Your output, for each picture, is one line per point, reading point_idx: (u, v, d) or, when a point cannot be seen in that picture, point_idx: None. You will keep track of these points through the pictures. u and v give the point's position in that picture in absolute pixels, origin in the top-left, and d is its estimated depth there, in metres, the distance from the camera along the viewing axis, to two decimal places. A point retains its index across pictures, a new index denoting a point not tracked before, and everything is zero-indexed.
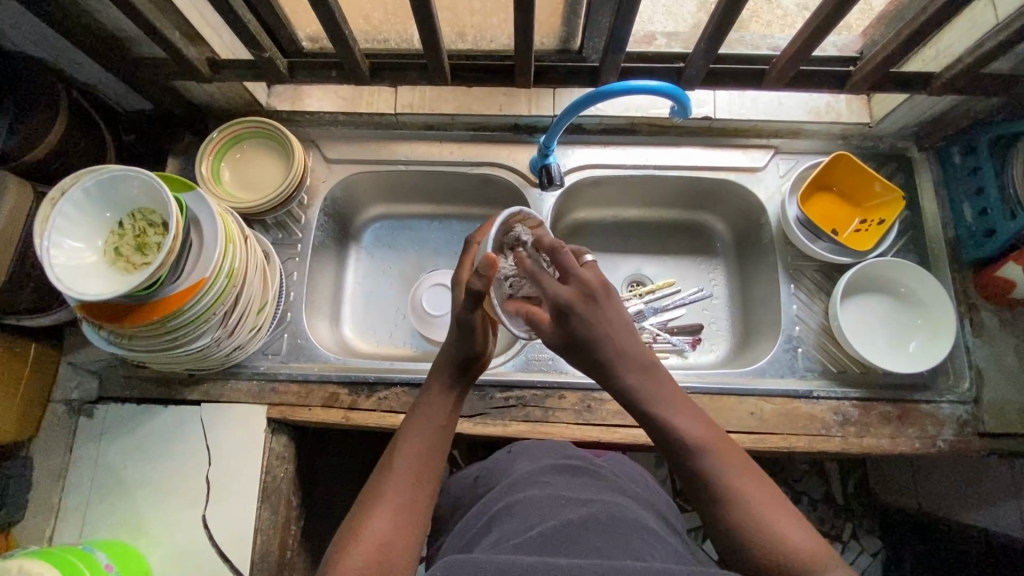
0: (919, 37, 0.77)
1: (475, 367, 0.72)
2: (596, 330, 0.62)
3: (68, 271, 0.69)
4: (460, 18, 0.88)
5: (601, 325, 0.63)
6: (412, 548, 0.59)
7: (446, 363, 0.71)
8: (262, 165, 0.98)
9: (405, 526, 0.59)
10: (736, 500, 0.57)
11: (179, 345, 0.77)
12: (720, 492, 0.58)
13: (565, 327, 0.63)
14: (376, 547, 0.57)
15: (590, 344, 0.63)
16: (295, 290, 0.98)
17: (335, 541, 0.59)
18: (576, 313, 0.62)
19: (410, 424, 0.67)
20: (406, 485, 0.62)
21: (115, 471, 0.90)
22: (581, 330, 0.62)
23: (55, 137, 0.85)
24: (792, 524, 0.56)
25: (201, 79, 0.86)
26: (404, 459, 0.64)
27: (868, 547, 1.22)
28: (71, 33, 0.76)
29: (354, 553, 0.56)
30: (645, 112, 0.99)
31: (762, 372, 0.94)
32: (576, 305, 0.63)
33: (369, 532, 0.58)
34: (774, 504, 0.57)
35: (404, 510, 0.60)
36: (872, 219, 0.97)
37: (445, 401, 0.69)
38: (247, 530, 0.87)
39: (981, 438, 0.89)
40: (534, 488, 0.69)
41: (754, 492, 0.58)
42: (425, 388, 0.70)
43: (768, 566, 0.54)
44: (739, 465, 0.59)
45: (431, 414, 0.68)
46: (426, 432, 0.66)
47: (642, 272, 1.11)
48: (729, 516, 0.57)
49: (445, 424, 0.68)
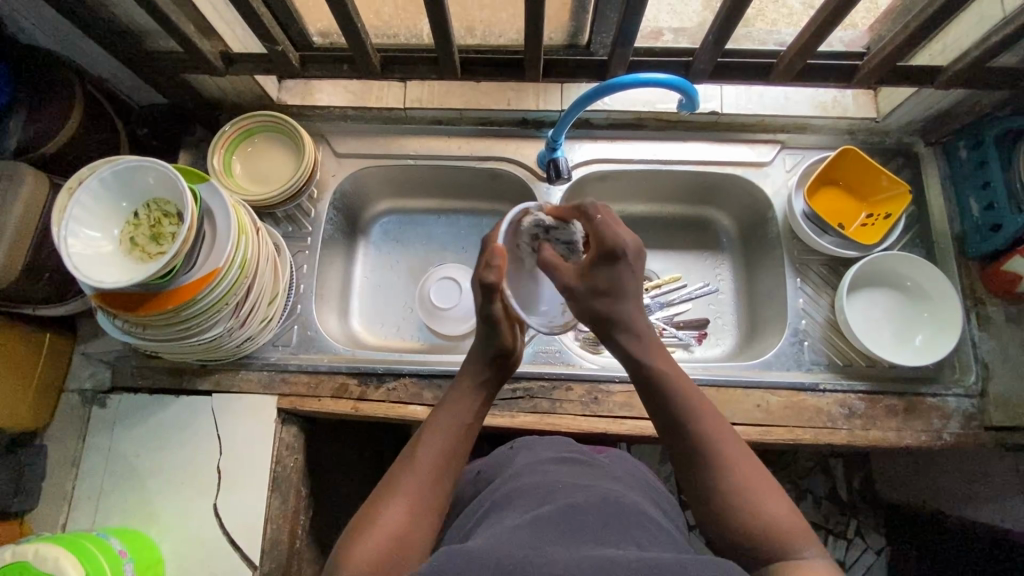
0: (926, 31, 0.78)
1: (506, 363, 0.74)
2: (634, 280, 0.69)
3: (88, 262, 0.70)
4: (470, 12, 0.90)
5: (635, 279, 0.69)
6: (426, 535, 0.60)
7: (478, 363, 0.73)
8: (273, 158, 0.99)
9: (420, 511, 0.60)
10: (725, 473, 0.60)
11: (192, 334, 0.79)
12: (714, 463, 0.61)
13: (609, 268, 0.68)
14: (390, 534, 0.58)
15: (613, 292, 0.68)
16: (305, 283, 0.99)
17: (349, 527, 0.60)
18: (627, 261, 0.67)
19: (436, 417, 0.69)
20: (421, 475, 0.63)
21: (127, 459, 0.91)
22: (614, 278, 0.68)
23: (71, 129, 0.86)
24: (777, 499, 0.58)
25: (214, 72, 0.87)
26: (425, 450, 0.65)
27: (873, 545, 1.21)
28: (88, 25, 0.77)
29: (366, 539, 0.57)
30: (651, 106, 1.01)
31: (768, 365, 0.94)
32: (629, 254, 0.68)
33: (383, 519, 0.59)
34: (766, 484, 0.59)
35: (418, 498, 0.61)
36: (878, 214, 0.98)
37: (475, 399, 0.71)
38: (258, 519, 0.88)
39: (987, 431, 0.90)
40: (533, 476, 0.70)
41: (743, 467, 0.60)
42: (456, 386, 0.72)
43: (756, 538, 0.57)
44: (737, 445, 0.62)
45: (460, 409, 0.70)
46: (453, 426, 0.68)
47: (648, 266, 1.12)
48: (716, 491, 0.60)
49: (472, 422, 0.70)
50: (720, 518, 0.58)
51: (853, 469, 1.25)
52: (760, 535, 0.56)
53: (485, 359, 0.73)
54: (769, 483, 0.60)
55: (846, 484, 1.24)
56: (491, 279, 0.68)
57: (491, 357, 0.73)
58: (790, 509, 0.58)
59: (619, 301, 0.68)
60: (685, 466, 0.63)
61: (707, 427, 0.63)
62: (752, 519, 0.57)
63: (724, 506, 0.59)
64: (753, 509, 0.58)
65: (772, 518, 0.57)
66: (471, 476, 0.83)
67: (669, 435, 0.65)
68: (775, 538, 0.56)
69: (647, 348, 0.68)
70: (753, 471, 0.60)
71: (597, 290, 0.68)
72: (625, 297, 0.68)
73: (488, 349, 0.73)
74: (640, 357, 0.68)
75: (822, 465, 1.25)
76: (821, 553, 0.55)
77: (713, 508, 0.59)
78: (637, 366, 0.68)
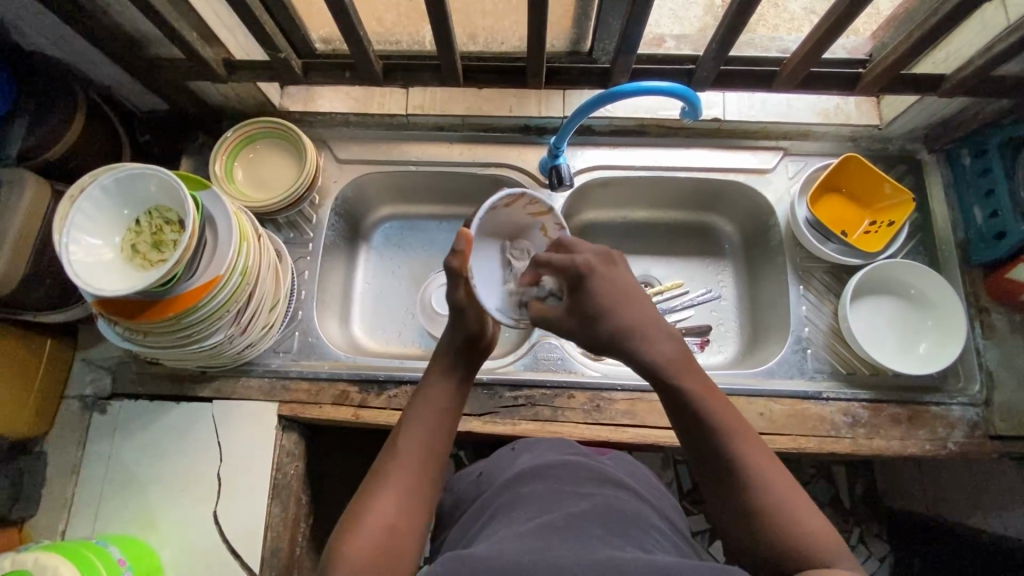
0: (931, 39, 0.77)
1: (478, 348, 0.74)
2: (614, 290, 0.68)
3: (86, 268, 0.70)
4: (471, 20, 0.89)
5: (615, 285, 0.68)
6: (419, 527, 0.61)
7: (449, 349, 0.73)
8: (275, 165, 0.99)
9: (408, 507, 0.61)
10: (755, 482, 0.59)
11: (193, 340, 0.78)
12: (745, 474, 0.60)
13: (586, 290, 0.68)
14: (383, 528, 0.58)
15: (608, 309, 0.67)
16: (305, 289, 0.99)
17: (342, 521, 0.60)
18: (596, 273, 0.68)
19: (415, 407, 0.69)
20: (409, 468, 0.63)
21: (126, 467, 0.91)
22: (600, 291, 0.68)
23: (75, 134, 0.86)
24: (807, 510, 0.58)
25: (216, 79, 0.87)
26: (407, 440, 0.65)
27: (876, 552, 1.20)
28: (92, 32, 0.77)
29: (360, 533, 0.57)
30: (654, 113, 1.00)
31: (771, 373, 0.94)
32: (596, 265, 0.68)
33: (375, 513, 0.59)
34: (795, 494, 0.59)
35: (407, 490, 0.62)
36: (882, 221, 0.97)
37: (450, 385, 0.71)
38: (257, 528, 0.87)
39: (992, 441, 0.89)
40: (537, 482, 0.69)
41: (773, 477, 0.60)
42: (428, 375, 0.72)
43: (790, 549, 0.56)
44: (764, 455, 0.61)
45: (435, 399, 0.69)
46: (433, 415, 0.68)
47: (650, 274, 1.12)
48: (746, 500, 0.59)
49: (451, 408, 0.70)
50: (752, 525, 0.58)
51: (856, 476, 1.24)
52: (795, 545, 0.56)
53: (455, 346, 0.73)
54: (800, 497, 0.59)
55: (849, 491, 1.24)
56: (452, 264, 0.71)
57: (461, 343, 0.73)
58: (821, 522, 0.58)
59: (612, 317, 0.67)
60: (714, 479, 0.62)
61: (739, 441, 0.61)
62: (783, 534, 0.57)
63: (757, 521, 0.58)
64: (782, 520, 0.57)
65: (803, 530, 0.57)
66: (471, 478, 0.82)
67: (694, 443, 0.63)
68: (808, 548, 0.56)
69: (672, 360, 0.66)
70: (781, 482, 0.60)
71: (589, 315, 0.68)
72: (616, 311, 0.67)
73: (458, 335, 0.73)
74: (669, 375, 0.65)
75: (824, 472, 1.24)
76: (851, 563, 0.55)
77: (744, 522, 0.59)
78: (662, 381, 0.65)
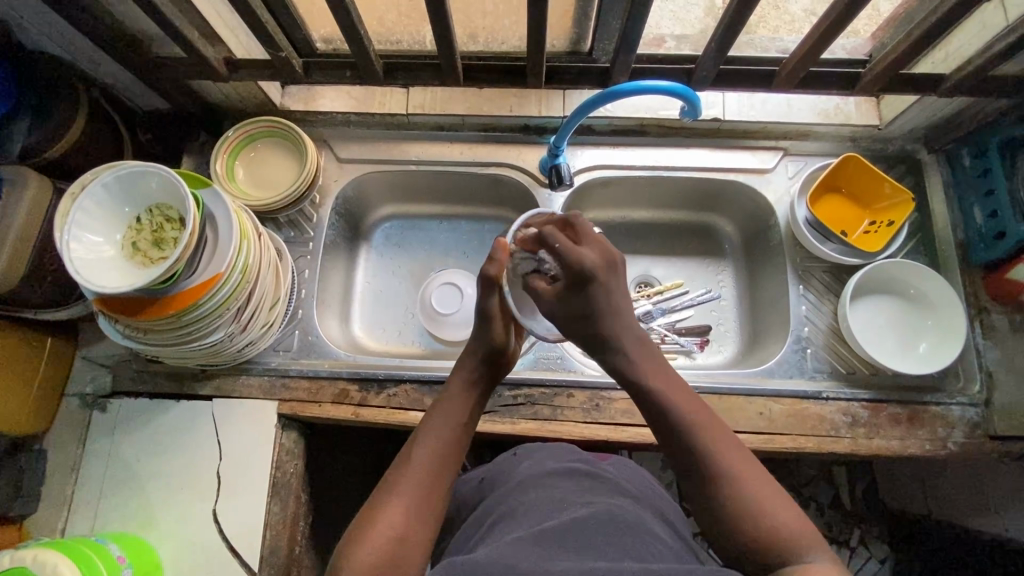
0: (928, 40, 0.78)
1: (498, 362, 0.74)
2: (614, 297, 0.67)
3: (87, 266, 0.70)
4: (472, 20, 0.89)
5: (617, 296, 0.67)
6: (427, 535, 0.61)
7: (470, 358, 0.73)
8: (276, 164, 0.99)
9: (417, 515, 0.61)
10: (727, 484, 0.59)
11: (193, 340, 0.79)
12: (716, 473, 0.60)
13: (587, 294, 0.67)
14: (390, 536, 0.58)
15: (601, 316, 0.67)
16: (306, 288, 0.99)
17: (351, 528, 0.60)
18: (600, 281, 0.66)
19: (432, 417, 0.69)
20: (421, 476, 0.63)
21: (127, 465, 0.91)
22: (602, 296, 0.66)
23: (76, 132, 0.87)
24: (782, 506, 0.58)
25: (218, 78, 0.88)
26: (419, 452, 0.65)
27: (877, 554, 1.20)
28: (93, 31, 0.77)
29: (367, 543, 0.58)
30: (654, 112, 1.00)
31: (771, 373, 0.94)
32: (600, 272, 0.67)
33: (383, 523, 0.59)
34: (769, 490, 0.59)
35: (420, 499, 0.62)
36: (882, 220, 0.97)
37: (469, 397, 0.71)
38: (257, 525, 0.87)
39: (993, 440, 0.89)
40: (534, 491, 0.68)
41: (743, 473, 0.60)
42: (449, 385, 0.72)
43: (765, 545, 0.56)
44: (734, 451, 0.61)
45: (452, 410, 0.69)
46: (449, 425, 0.68)
47: (650, 273, 1.12)
48: (720, 502, 0.59)
49: (467, 421, 0.69)
50: (728, 527, 0.58)
51: (856, 477, 1.24)
52: (768, 541, 0.56)
53: (478, 355, 0.73)
54: (775, 491, 0.59)
55: (849, 492, 1.23)
56: (489, 270, 0.73)
57: (485, 354, 0.73)
58: (798, 516, 0.58)
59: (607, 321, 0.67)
60: (690, 484, 0.62)
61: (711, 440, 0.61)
62: (759, 529, 0.57)
63: (732, 523, 0.58)
64: (755, 518, 0.57)
65: (778, 524, 0.57)
66: (473, 484, 0.81)
67: (671, 449, 0.63)
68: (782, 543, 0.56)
69: (645, 358, 0.67)
70: (754, 478, 0.59)
71: (580, 316, 0.67)
72: (608, 318, 0.66)
73: (483, 345, 0.73)
74: (647, 377, 0.65)
75: (824, 473, 1.24)
76: (828, 557, 0.55)
77: (719, 519, 0.59)
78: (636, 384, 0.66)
